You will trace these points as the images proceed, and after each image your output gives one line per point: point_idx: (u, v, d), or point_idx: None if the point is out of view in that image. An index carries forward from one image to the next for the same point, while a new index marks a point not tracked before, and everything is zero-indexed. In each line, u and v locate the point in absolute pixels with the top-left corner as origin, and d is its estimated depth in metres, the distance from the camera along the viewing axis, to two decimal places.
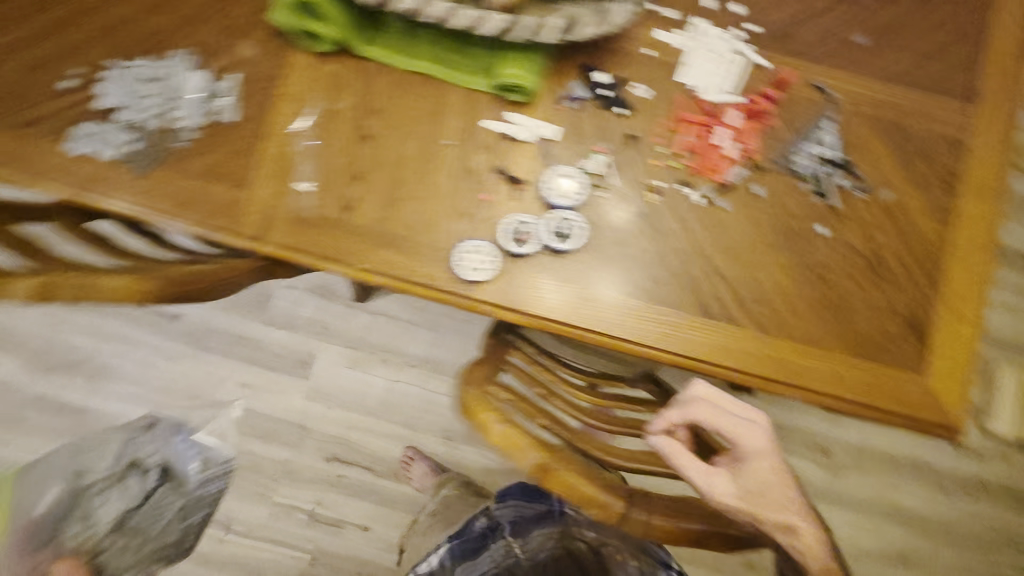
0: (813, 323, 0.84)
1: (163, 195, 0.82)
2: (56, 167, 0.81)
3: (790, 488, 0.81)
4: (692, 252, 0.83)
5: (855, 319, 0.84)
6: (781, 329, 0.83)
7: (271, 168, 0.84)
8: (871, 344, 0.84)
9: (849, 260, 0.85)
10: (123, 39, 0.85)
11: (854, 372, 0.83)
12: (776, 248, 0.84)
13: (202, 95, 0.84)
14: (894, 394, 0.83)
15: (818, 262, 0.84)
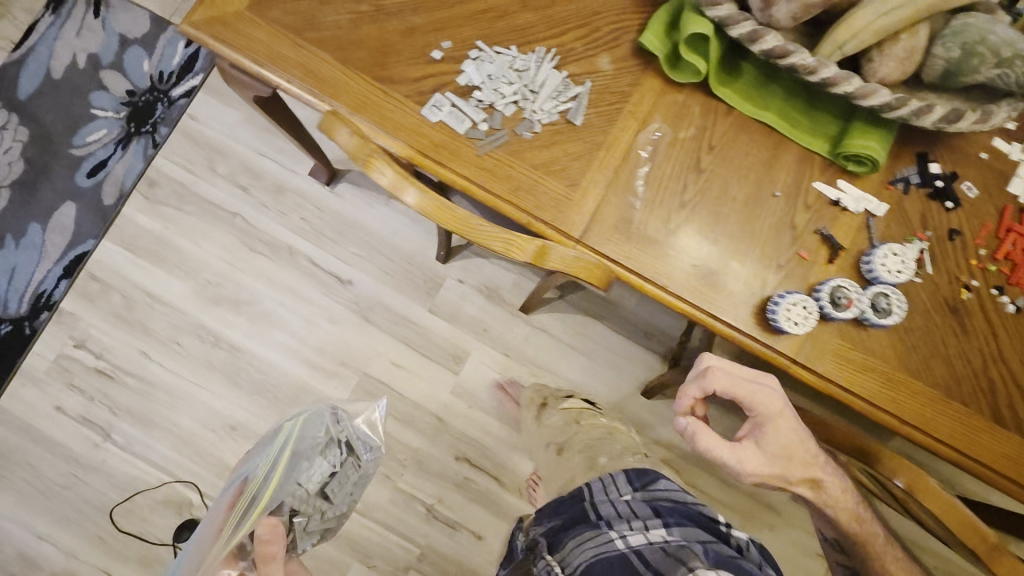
0: (869, 332, 0.84)
1: (499, 179, 0.85)
2: (409, 126, 0.85)
3: (811, 449, 0.88)
4: (765, 231, 0.86)
5: (912, 337, 0.84)
6: (834, 331, 0.84)
7: (604, 177, 0.86)
8: (925, 359, 0.84)
9: (912, 276, 0.85)
10: (492, 25, 0.89)
11: (905, 387, 0.82)
12: (835, 247, 0.86)
13: (557, 94, 0.87)
14: (945, 412, 0.82)
15: (888, 275, 0.85)
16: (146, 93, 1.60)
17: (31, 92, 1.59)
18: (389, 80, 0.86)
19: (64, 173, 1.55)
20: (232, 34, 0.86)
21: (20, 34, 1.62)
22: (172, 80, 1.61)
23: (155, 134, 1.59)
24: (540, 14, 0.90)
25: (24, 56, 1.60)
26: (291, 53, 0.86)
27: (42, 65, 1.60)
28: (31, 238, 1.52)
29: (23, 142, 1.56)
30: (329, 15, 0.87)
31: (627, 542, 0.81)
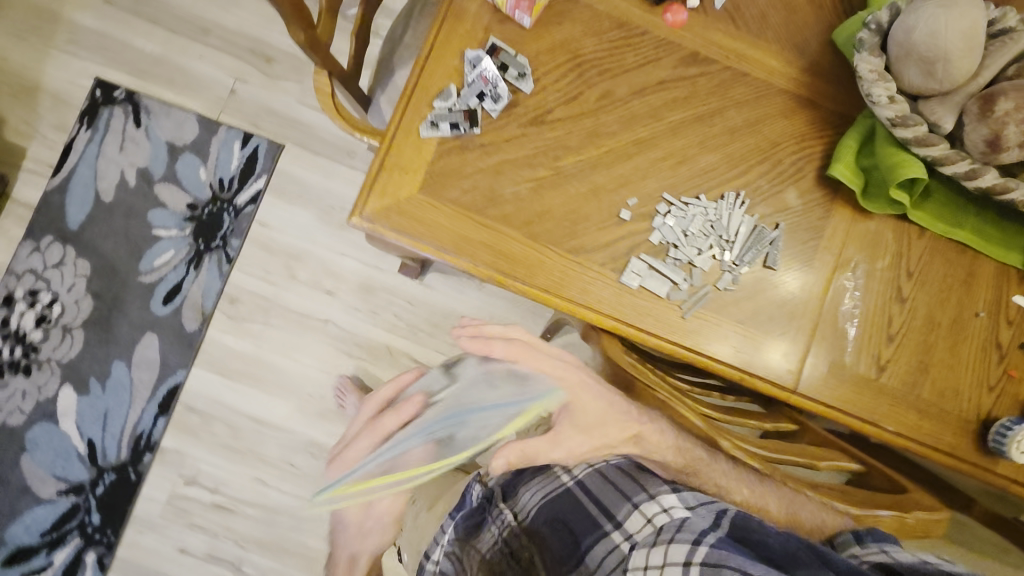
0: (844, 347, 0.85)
1: (707, 339, 0.83)
2: (609, 299, 0.82)
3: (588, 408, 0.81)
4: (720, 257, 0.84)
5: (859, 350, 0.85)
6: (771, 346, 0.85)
7: (811, 322, 0.84)
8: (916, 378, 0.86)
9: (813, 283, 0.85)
10: (674, 174, 0.84)
11: (899, 399, 0.84)
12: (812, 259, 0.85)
13: (755, 240, 0.84)
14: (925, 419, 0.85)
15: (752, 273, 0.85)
16: (208, 204, 1.50)
17: (82, 219, 1.47)
18: (581, 250, 0.82)
19: (136, 304, 1.45)
20: (409, 222, 0.80)
21: (54, 154, 1.48)
22: (233, 186, 1.50)
23: (227, 248, 1.48)
24: (722, 153, 0.85)
25: (66, 180, 1.47)
26: (475, 235, 0.80)
27: (88, 188, 1.47)
28: (117, 378, 1.43)
29: (85, 275, 1.45)
30: (509, 188, 0.82)
31: (570, 475, 0.78)
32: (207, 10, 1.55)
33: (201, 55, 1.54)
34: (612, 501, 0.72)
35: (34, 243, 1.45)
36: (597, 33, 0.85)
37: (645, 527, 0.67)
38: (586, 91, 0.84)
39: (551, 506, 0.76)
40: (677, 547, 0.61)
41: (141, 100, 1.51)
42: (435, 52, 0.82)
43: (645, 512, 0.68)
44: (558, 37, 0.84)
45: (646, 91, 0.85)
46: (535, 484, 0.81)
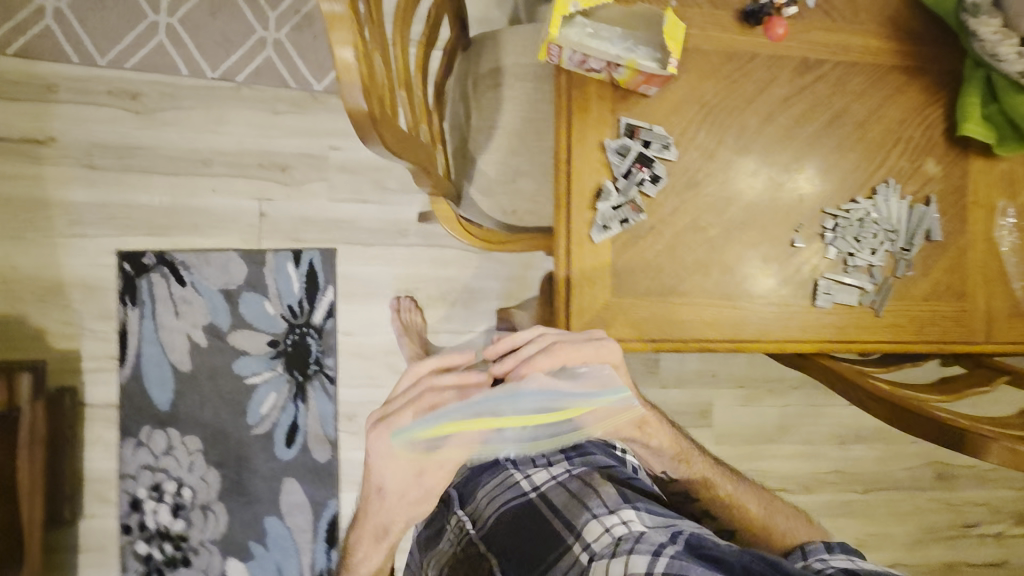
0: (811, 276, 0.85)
1: (906, 325, 0.88)
2: (816, 325, 0.85)
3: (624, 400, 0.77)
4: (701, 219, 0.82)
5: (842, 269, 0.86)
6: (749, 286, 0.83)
7: (980, 275, 0.90)
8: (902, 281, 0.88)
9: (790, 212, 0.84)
10: (828, 186, 0.86)
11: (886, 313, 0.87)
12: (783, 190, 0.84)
13: (915, 221, 0.88)
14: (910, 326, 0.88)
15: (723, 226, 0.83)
16: (287, 334, 1.44)
17: (171, 398, 1.40)
18: (772, 292, 0.84)
19: (260, 456, 1.42)
20: (613, 328, 0.80)
21: (111, 345, 1.39)
22: (305, 307, 1.45)
23: (324, 368, 1.45)
24: (859, 150, 0.87)
25: (137, 367, 1.39)
26: (674, 316, 0.81)
27: (163, 366, 1.40)
28: (275, 532, 1.42)
29: (199, 450, 1.41)
30: (687, 260, 0.82)
31: (528, 485, 0.83)
32: (198, 139, 1.43)
33: (214, 188, 1.43)
34: (574, 514, 0.76)
35: (134, 440, 1.39)
36: (711, 76, 0.82)
37: (604, 538, 0.71)
38: (722, 139, 0.82)
39: (504, 512, 0.80)
40: (638, 559, 0.66)
41: (174, 257, 1.41)
42: (575, 154, 0.79)
43: (606, 524, 0.73)
44: (678, 94, 0.81)
45: (774, 118, 0.84)
46: (488, 483, 0.86)
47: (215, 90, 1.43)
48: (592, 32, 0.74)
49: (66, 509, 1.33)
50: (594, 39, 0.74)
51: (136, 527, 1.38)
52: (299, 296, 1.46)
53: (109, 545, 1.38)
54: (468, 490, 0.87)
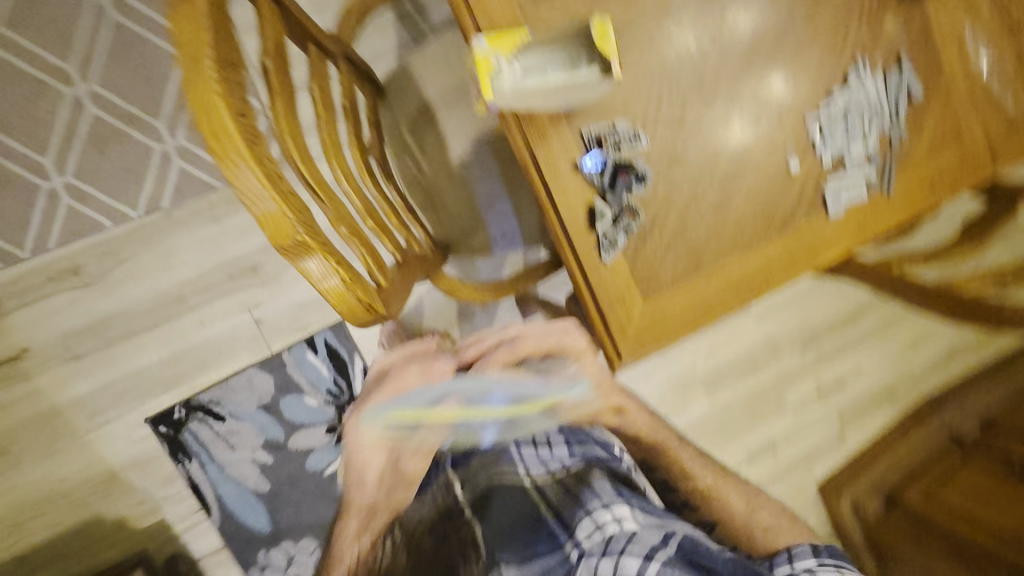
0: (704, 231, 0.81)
1: (917, 190, 0.88)
2: (837, 231, 0.86)
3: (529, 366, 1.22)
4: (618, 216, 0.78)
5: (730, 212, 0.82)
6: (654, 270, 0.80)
7: (971, 106, 0.88)
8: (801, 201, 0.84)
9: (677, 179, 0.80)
10: (801, 94, 0.83)
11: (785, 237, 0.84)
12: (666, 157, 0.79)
13: (894, 87, 0.85)
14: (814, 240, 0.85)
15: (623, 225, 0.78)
16: (339, 415, 1.45)
17: (269, 517, 1.43)
18: (787, 221, 0.84)
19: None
20: (658, 328, 0.81)
21: (191, 500, 1.41)
22: (342, 384, 1.44)
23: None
24: (820, 44, 0.83)
25: (224, 507, 1.41)
26: (706, 288, 0.83)
27: (246, 495, 1.42)
28: None
29: (317, 546, 1.46)
30: (698, 233, 0.82)
31: (529, 478, 1.05)
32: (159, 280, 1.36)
33: (202, 319, 1.39)
34: (569, 512, 0.99)
35: (257, 565, 1.44)
36: (654, 43, 0.77)
37: (595, 534, 0.95)
38: (687, 100, 0.79)
39: (510, 506, 0.99)
40: (629, 561, 0.92)
41: (201, 400, 1.39)
42: (557, 187, 0.76)
43: (584, 534, 0.96)
44: (631, 74, 0.77)
45: (728, 53, 0.80)
46: (498, 477, 1.05)
47: (147, 226, 1.35)
48: (530, 69, 0.69)
49: None
50: (534, 80, 0.69)
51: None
52: (332, 377, 1.45)
53: None
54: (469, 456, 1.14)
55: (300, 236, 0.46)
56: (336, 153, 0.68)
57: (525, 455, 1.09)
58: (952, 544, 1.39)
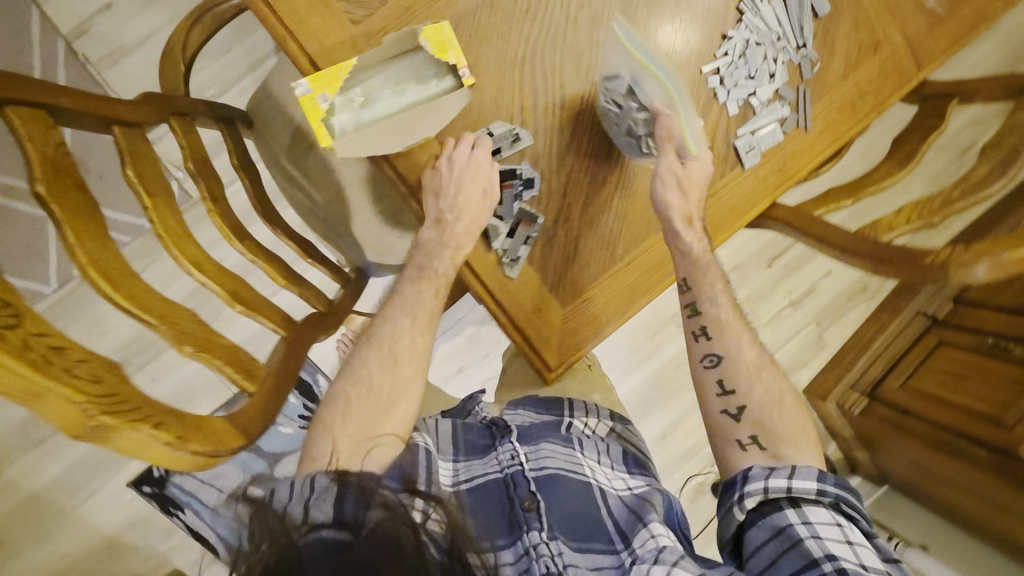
0: (587, 235, 0.75)
1: (838, 118, 0.80)
2: (758, 184, 0.79)
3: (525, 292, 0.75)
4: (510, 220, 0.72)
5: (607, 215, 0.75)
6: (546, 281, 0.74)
7: (884, 12, 0.79)
8: None
9: (560, 173, 0.73)
10: (692, 43, 0.74)
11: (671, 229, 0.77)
12: (549, 145, 0.72)
13: (796, 11, 0.76)
14: (721, 209, 0.79)
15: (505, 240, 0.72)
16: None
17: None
18: None
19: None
20: (584, 331, 0.76)
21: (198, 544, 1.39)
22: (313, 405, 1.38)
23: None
24: None
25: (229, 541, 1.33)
26: (628, 278, 0.77)
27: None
28: None
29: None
30: (607, 225, 0.75)
31: (593, 475, 0.77)
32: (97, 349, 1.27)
33: (153, 376, 1.30)
34: (630, 525, 0.73)
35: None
36: (511, 27, 0.69)
37: (649, 543, 0.69)
38: (563, 84, 0.71)
39: (573, 500, 0.74)
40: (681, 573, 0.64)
41: None
42: (440, 214, 0.69)
43: (637, 543, 0.70)
44: (494, 68, 0.69)
45: (600, 17, 0.71)
46: (558, 461, 0.76)
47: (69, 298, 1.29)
48: (365, 98, 0.61)
49: None
50: (371, 111, 0.61)
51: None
52: (301, 401, 1.38)
53: None
54: (535, 439, 0.79)
55: (97, 418, 0.40)
56: (185, 242, 0.61)
57: (581, 439, 0.82)
58: (936, 433, 1.39)
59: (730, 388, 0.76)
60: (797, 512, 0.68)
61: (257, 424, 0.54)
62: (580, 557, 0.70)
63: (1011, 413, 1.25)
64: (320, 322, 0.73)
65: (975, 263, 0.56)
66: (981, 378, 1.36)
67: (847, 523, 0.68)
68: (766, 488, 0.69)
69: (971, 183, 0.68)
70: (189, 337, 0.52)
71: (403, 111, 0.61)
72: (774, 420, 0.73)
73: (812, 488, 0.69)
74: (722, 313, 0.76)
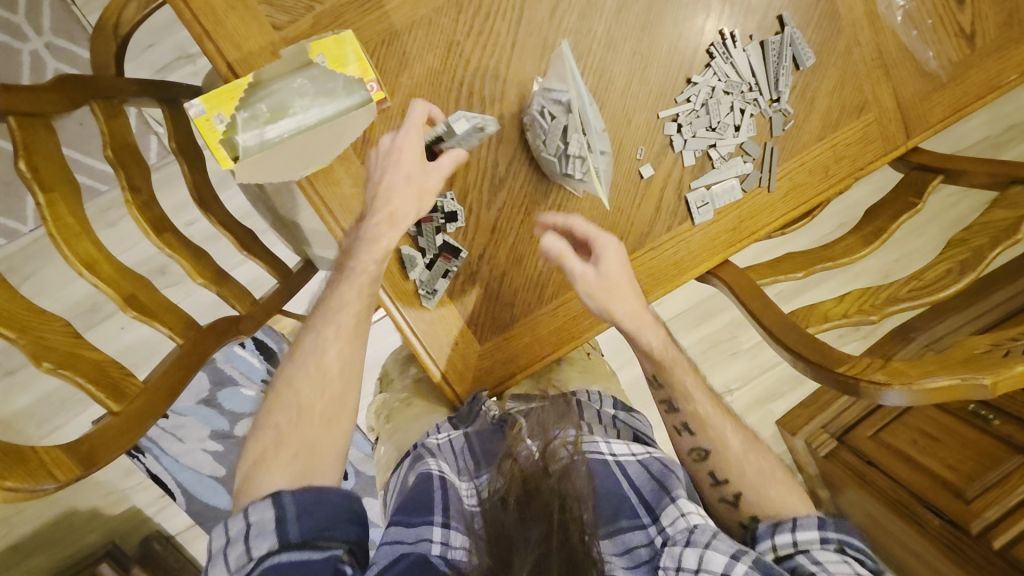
0: (513, 275, 0.72)
1: (807, 181, 0.74)
2: (707, 242, 0.74)
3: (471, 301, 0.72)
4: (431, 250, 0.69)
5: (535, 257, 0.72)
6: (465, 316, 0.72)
7: (877, 71, 0.72)
8: (634, 230, 0.72)
9: (490, 207, 0.69)
10: (653, 85, 0.68)
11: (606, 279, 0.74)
12: (483, 178, 0.68)
13: (773, 61, 0.69)
14: (663, 264, 0.74)
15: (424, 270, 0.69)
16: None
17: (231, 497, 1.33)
18: (646, 238, 0.73)
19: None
20: (501, 370, 0.74)
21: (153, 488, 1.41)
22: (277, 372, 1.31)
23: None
24: (670, 18, 0.67)
25: (183, 491, 1.29)
26: (554, 322, 0.74)
27: (203, 480, 1.30)
28: None
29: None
30: (537, 266, 0.72)
31: (611, 452, 0.74)
32: (64, 294, 1.20)
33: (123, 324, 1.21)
34: (655, 496, 0.70)
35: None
36: (451, 48, 0.63)
37: (678, 522, 0.66)
38: (504, 114, 0.66)
39: (596, 484, 0.71)
40: (715, 556, 0.61)
41: None
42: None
43: (666, 521, 0.67)
44: (428, 91, 0.64)
45: (551, 46, 0.65)
46: (576, 442, 0.74)
47: None
48: (270, 113, 0.58)
49: None
50: (274, 128, 0.58)
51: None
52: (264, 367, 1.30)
53: None
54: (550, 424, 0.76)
55: None
56: (79, 239, 0.60)
57: (593, 421, 0.80)
58: (894, 490, 1.26)
59: (693, 430, 0.74)
60: (807, 555, 0.63)
61: (115, 446, 0.53)
62: (610, 543, 0.68)
63: (973, 485, 1.13)
64: (228, 327, 0.72)
65: (890, 384, 0.53)
66: (955, 443, 1.22)
67: (858, 565, 0.61)
68: (774, 545, 0.65)
69: (920, 283, 0.64)
70: (49, 351, 0.50)
71: (308, 132, 0.59)
72: (748, 474, 0.71)
73: (815, 537, 0.64)
74: (664, 353, 0.75)
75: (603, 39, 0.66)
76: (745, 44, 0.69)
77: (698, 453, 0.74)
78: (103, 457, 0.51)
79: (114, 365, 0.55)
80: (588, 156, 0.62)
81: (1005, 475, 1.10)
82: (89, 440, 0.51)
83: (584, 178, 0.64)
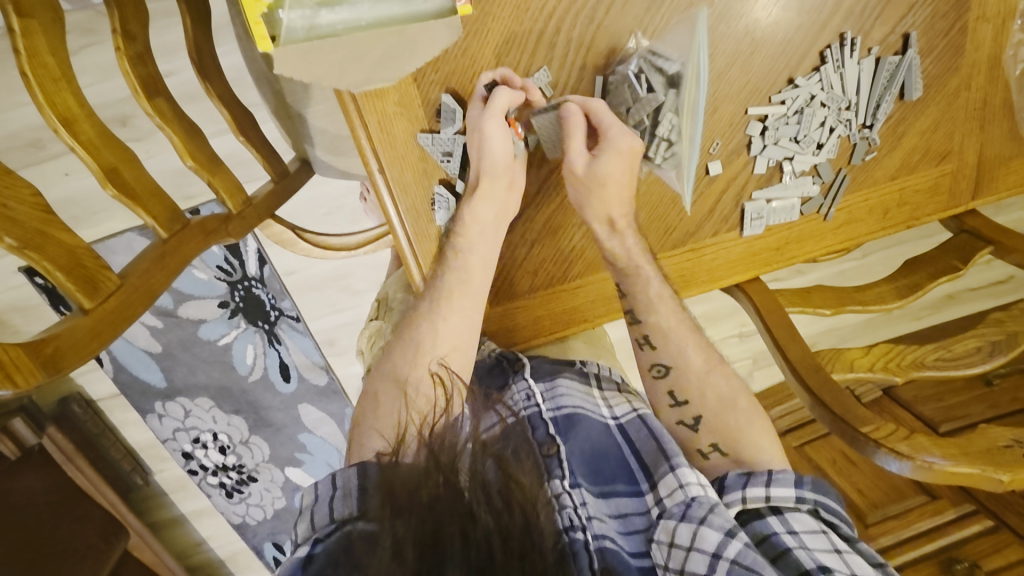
0: (549, 244, 0.66)
1: (863, 218, 0.70)
2: (745, 254, 0.69)
3: (529, 240, 0.66)
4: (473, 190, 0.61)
5: (574, 239, 0.66)
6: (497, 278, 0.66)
7: (973, 122, 0.68)
8: (679, 228, 0.67)
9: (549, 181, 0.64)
10: (756, 73, 0.61)
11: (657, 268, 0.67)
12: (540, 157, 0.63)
13: (882, 84, 0.63)
14: (708, 266, 0.69)
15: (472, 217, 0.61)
16: (233, 292, 1.19)
17: (163, 374, 1.22)
18: (689, 237, 0.67)
19: (267, 395, 1.29)
20: (506, 337, 0.70)
21: None
22: (235, 262, 1.17)
23: (285, 312, 1.24)
24: (798, 3, 0.58)
25: (111, 357, 1.18)
26: (571, 303, 0.69)
27: (135, 352, 1.19)
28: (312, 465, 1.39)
29: (215, 405, 1.28)
30: (569, 240, 0.66)
31: (612, 414, 0.67)
32: (4, 119, 1.00)
33: (68, 170, 1.03)
34: (654, 458, 0.61)
35: (153, 413, 1.25)
36: None
37: (677, 494, 0.56)
38: (587, 65, 0.58)
39: (595, 441, 0.64)
40: (708, 533, 0.51)
41: None
42: (398, 186, 0.58)
43: (664, 492, 0.57)
44: (508, 14, 0.54)
45: (660, 3, 0.57)
46: (575, 397, 0.67)
47: None
48: None
49: (134, 477, 1.30)
50: (330, 15, 0.48)
51: (199, 468, 1.33)
52: (223, 253, 1.16)
53: (187, 484, 1.35)
54: (551, 375, 0.69)
55: None
56: (58, 87, 0.48)
57: (599, 377, 0.70)
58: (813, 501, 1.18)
59: (654, 344, 0.65)
60: (781, 520, 0.55)
61: (84, 349, 0.47)
62: (602, 503, 0.60)
63: (876, 511, 1.03)
64: (219, 228, 0.66)
65: (909, 457, 0.57)
66: (871, 469, 1.08)
67: (829, 531, 0.55)
68: (744, 498, 0.57)
69: (950, 354, 0.65)
70: (14, 226, 0.41)
71: (369, 32, 0.49)
72: (708, 403, 0.63)
73: (791, 496, 0.55)
74: (667, 320, 0.64)
75: (717, 12, 0.58)
76: (866, 59, 0.62)
77: (659, 370, 0.65)
78: (68, 361, 0.46)
79: (86, 252, 0.47)
80: (675, 141, 0.60)
81: (907, 509, 1.02)
82: (55, 340, 0.44)
83: (662, 161, 0.61)
